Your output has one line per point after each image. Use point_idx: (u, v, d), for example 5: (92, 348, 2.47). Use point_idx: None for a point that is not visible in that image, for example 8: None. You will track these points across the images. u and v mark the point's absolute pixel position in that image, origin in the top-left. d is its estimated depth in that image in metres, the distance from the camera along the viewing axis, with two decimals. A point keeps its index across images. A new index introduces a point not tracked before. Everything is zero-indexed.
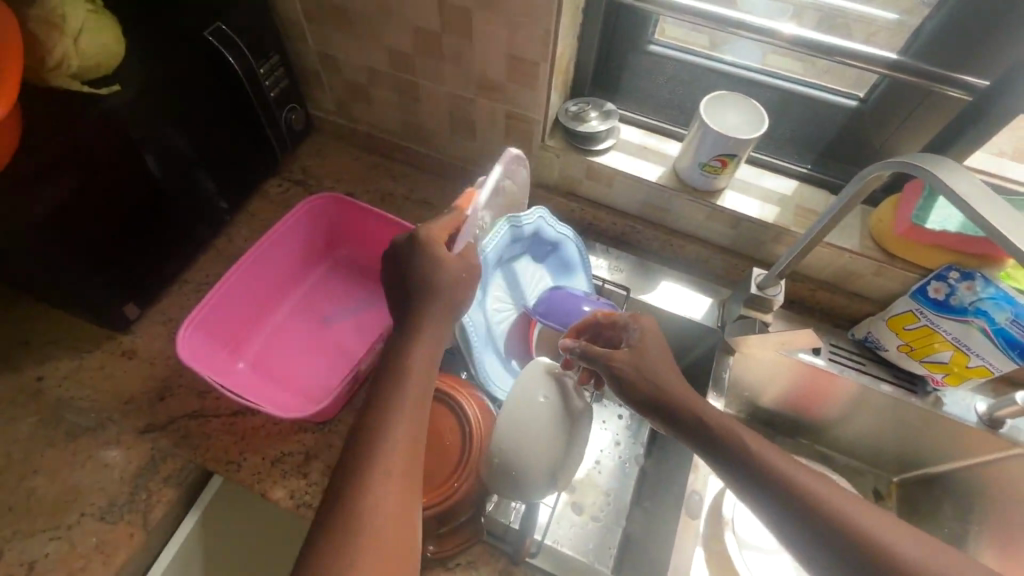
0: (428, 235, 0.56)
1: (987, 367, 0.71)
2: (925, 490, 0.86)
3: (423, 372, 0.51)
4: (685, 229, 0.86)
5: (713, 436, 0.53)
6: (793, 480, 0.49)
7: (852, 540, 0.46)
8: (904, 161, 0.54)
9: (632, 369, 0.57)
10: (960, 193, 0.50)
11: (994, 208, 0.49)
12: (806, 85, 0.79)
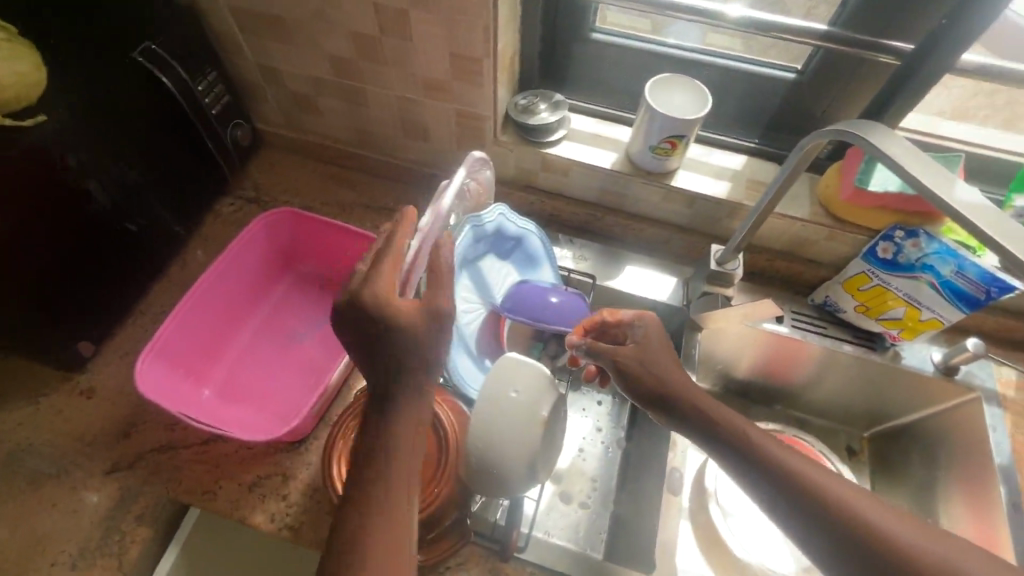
0: (376, 296, 0.48)
1: (938, 319, 0.74)
2: (893, 442, 0.89)
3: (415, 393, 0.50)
4: (645, 212, 0.87)
5: (712, 426, 0.54)
6: (789, 465, 0.50)
7: (842, 520, 0.47)
8: (840, 130, 0.55)
9: (626, 364, 0.59)
10: (893, 156, 0.52)
11: (923, 166, 0.51)
12: (747, 61, 0.81)
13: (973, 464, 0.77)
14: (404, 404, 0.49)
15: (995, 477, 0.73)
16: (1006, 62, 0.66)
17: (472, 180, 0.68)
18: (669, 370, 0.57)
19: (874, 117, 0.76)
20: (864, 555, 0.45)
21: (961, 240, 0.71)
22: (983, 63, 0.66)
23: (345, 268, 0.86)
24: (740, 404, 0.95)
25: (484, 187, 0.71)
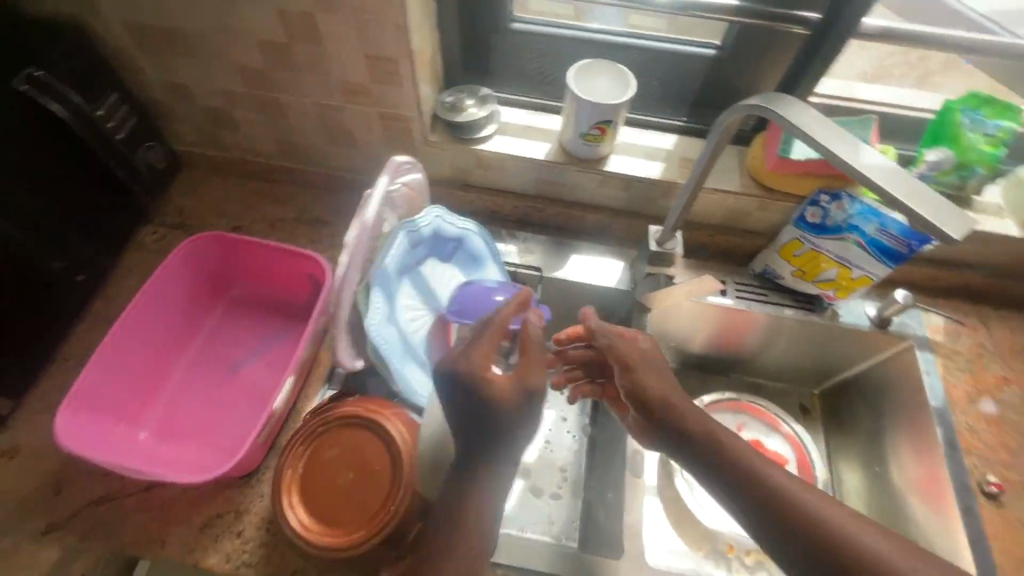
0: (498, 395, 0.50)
1: (868, 276, 0.77)
2: (840, 396, 0.93)
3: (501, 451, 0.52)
4: (585, 200, 0.87)
5: (704, 446, 0.56)
6: (757, 469, 0.53)
7: (816, 531, 0.48)
8: (750, 104, 0.56)
9: (636, 374, 0.62)
10: (800, 125, 0.53)
11: (829, 132, 0.53)
12: (668, 41, 0.81)
13: (909, 408, 0.81)
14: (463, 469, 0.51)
15: (931, 420, 0.77)
16: (903, 25, 0.69)
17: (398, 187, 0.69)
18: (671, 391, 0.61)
19: (792, 86, 0.78)
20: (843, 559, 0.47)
21: None
22: (880, 27, 0.69)
23: (280, 286, 0.82)
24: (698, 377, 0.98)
25: (411, 192, 0.71)
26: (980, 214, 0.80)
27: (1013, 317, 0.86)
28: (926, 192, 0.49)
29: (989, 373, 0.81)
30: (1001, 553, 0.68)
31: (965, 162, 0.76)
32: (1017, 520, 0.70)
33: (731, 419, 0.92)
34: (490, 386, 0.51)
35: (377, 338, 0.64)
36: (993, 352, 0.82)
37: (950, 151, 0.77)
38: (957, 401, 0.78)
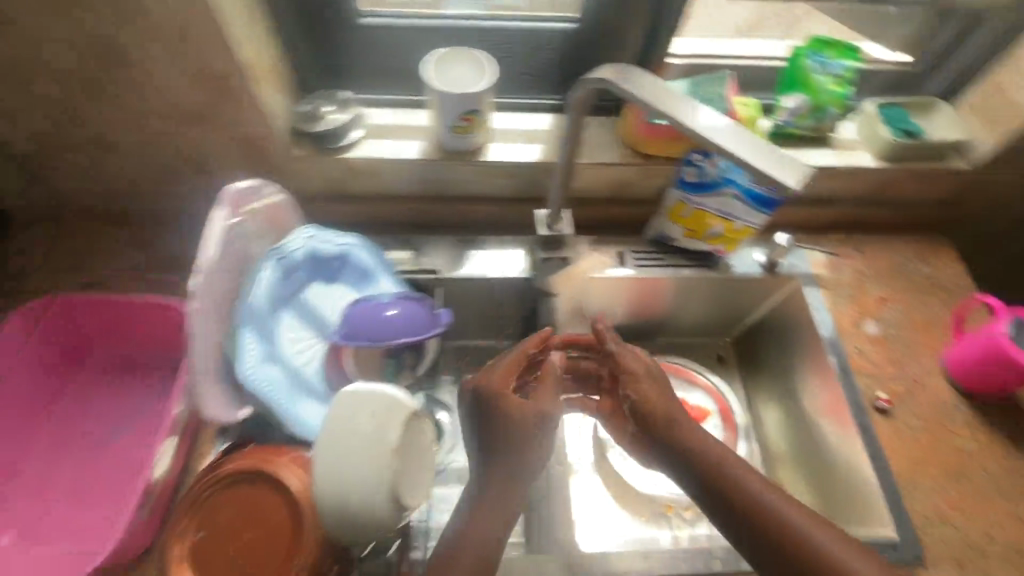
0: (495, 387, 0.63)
1: (750, 226, 0.80)
2: (750, 341, 0.97)
3: (531, 460, 0.61)
4: (471, 193, 0.84)
5: (692, 462, 0.62)
6: (776, 515, 0.56)
7: (790, 542, 0.55)
8: (598, 78, 0.55)
9: (639, 388, 0.68)
10: (643, 96, 0.53)
11: (672, 99, 0.53)
12: (526, 19, 0.79)
13: (807, 343, 0.85)
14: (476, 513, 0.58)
15: (825, 350, 0.81)
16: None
17: (246, 215, 0.63)
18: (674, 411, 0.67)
19: (651, 49, 0.78)
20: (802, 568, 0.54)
21: None
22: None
23: (132, 342, 0.74)
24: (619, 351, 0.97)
25: (266, 215, 0.66)
26: (841, 151, 0.84)
27: (882, 240, 0.92)
28: (765, 147, 0.51)
29: (869, 296, 0.86)
30: (897, 460, 0.73)
31: (819, 105, 0.80)
32: (907, 427, 0.76)
33: None
34: (504, 399, 0.62)
35: (254, 382, 0.60)
36: (870, 275, 0.88)
37: (803, 97, 0.80)
38: (844, 327, 0.83)
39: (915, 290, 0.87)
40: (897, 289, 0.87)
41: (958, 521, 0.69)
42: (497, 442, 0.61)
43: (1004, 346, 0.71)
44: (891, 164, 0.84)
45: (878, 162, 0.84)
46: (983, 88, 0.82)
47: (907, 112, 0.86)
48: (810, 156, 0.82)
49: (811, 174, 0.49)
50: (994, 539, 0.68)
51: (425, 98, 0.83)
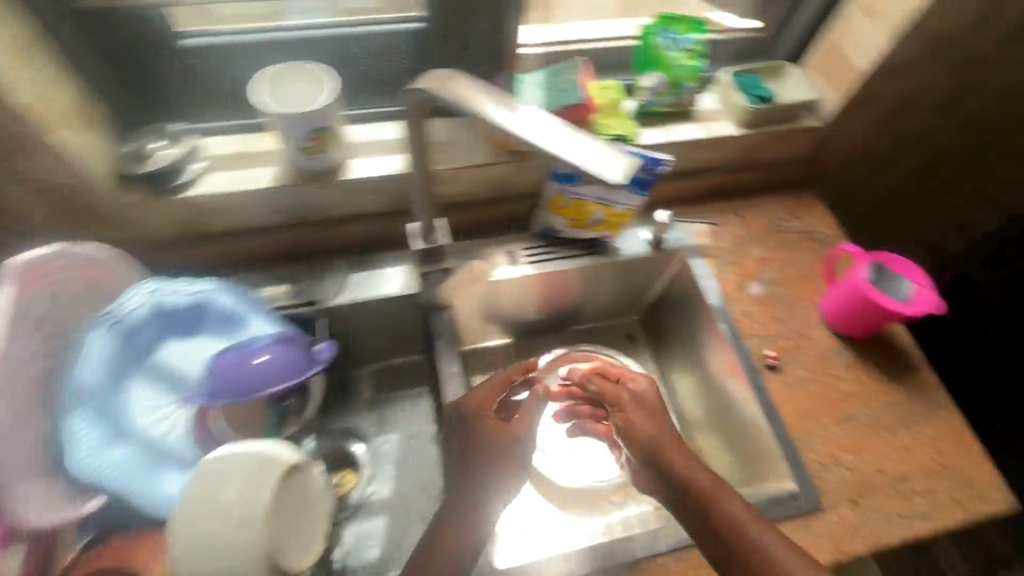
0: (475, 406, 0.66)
1: (628, 209, 0.81)
2: (657, 314, 1.00)
3: (500, 484, 0.63)
4: (339, 214, 0.78)
5: (680, 486, 0.62)
6: (751, 543, 0.57)
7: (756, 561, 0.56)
8: (415, 88, 0.51)
9: (629, 418, 0.69)
10: (466, 105, 0.49)
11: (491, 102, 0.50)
12: (364, 23, 0.74)
13: (700, 313, 0.88)
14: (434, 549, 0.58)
15: (716, 319, 0.84)
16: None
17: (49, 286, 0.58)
18: (666, 438, 0.66)
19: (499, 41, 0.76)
20: None
21: (619, 133, 0.78)
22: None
23: None
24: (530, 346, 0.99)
25: (77, 278, 0.60)
26: (706, 123, 0.86)
27: (756, 202, 0.96)
28: (590, 143, 0.48)
29: (750, 259, 0.90)
30: (790, 414, 0.77)
31: (674, 81, 0.80)
32: (795, 380, 0.79)
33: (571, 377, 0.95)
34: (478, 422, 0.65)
35: (94, 466, 0.56)
36: (749, 238, 0.92)
37: (659, 75, 0.80)
38: (730, 293, 0.86)
39: (790, 246, 0.92)
40: (774, 247, 0.91)
41: (849, 461, 0.74)
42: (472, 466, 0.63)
43: (865, 292, 0.76)
44: (751, 130, 0.87)
45: (739, 129, 0.86)
46: (821, 47, 0.86)
47: (759, 78, 0.89)
48: (673, 131, 0.83)
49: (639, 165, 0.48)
50: (883, 472, 0.73)
51: (260, 121, 0.77)
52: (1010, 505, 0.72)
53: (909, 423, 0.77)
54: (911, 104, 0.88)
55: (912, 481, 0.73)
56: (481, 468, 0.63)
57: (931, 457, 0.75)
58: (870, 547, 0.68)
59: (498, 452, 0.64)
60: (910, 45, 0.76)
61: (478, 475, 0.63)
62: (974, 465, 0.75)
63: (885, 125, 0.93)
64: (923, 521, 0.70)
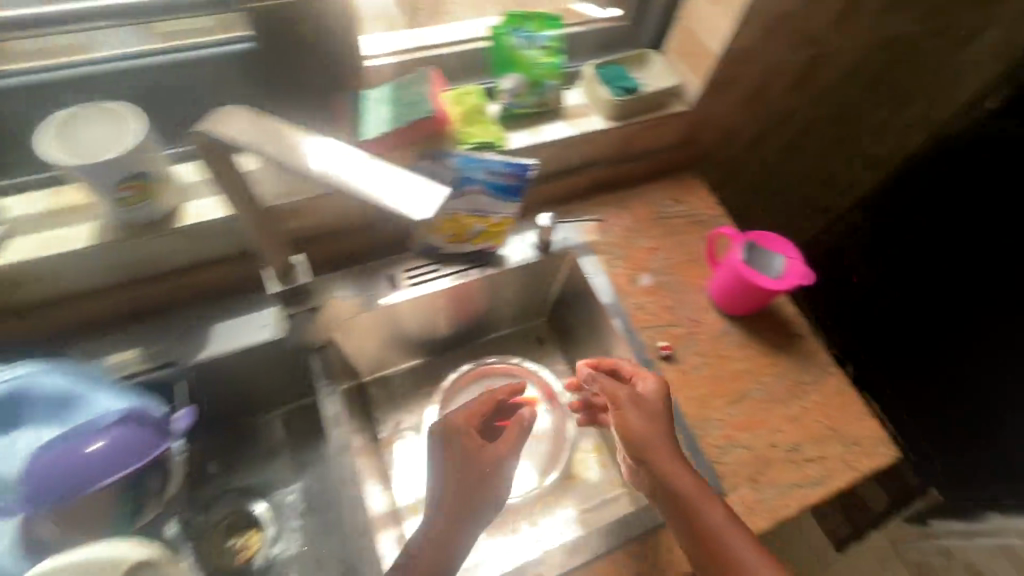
0: (451, 426, 0.66)
1: (505, 217, 0.79)
2: (561, 311, 1.00)
3: (483, 507, 0.62)
4: (185, 261, 0.70)
5: (668, 490, 0.64)
6: (725, 549, 0.61)
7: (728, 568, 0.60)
8: (198, 128, 0.44)
9: (624, 418, 0.69)
10: (257, 146, 0.43)
11: (276, 138, 0.43)
12: (177, 50, 0.66)
13: (596, 312, 0.87)
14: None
15: (608, 316, 0.83)
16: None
17: None
18: (656, 441, 0.66)
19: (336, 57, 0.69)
20: None
21: (480, 140, 0.76)
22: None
23: None
24: (439, 356, 1.02)
25: None
26: (573, 121, 0.83)
27: (640, 191, 0.96)
28: (394, 174, 0.43)
29: (638, 250, 0.89)
30: (686, 403, 0.77)
31: (533, 81, 0.78)
32: (690, 367, 0.80)
33: (477, 388, 0.96)
34: (453, 444, 0.64)
35: None
36: (636, 229, 0.91)
37: (517, 76, 0.77)
38: (621, 288, 0.86)
39: (676, 231, 0.92)
40: (661, 235, 0.91)
41: (745, 440, 0.75)
42: (458, 490, 0.61)
43: (741, 271, 0.77)
44: (620, 122, 0.85)
45: (608, 123, 0.85)
46: (677, 32, 0.85)
47: (624, 69, 0.87)
48: (540, 132, 0.81)
49: (446, 196, 0.42)
50: (778, 446, 0.75)
51: (58, 174, 0.68)
52: (892, 456, 0.76)
53: (797, 393, 0.79)
54: (770, 81, 0.90)
55: (803, 449, 0.75)
56: (470, 491, 0.61)
57: (818, 422, 0.77)
58: (770, 523, 0.70)
59: (478, 473, 0.62)
60: (755, 27, 0.76)
61: (467, 495, 0.61)
62: (858, 423, 0.78)
63: (750, 103, 0.94)
64: (816, 487, 0.73)
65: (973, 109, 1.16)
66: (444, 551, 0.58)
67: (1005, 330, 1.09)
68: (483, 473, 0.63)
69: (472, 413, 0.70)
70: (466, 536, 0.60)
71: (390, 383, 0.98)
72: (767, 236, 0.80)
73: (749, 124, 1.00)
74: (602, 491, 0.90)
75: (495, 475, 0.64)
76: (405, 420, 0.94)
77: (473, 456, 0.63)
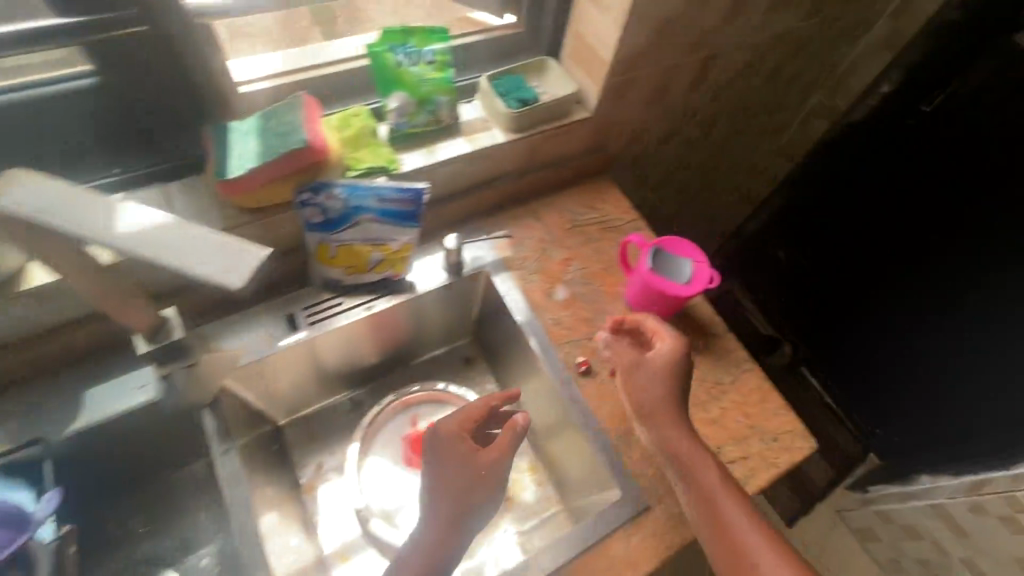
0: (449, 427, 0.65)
1: (405, 244, 0.75)
2: (486, 329, 0.97)
3: (481, 505, 0.61)
4: (49, 321, 0.65)
5: (670, 455, 0.67)
6: (719, 511, 0.63)
7: (725, 530, 0.63)
8: None
9: (632, 384, 0.71)
10: (50, 220, 0.38)
11: (70, 211, 0.39)
12: (11, 91, 0.60)
13: (514, 330, 0.85)
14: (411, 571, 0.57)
15: (525, 334, 0.81)
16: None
17: None
18: (659, 408, 0.69)
19: (196, 85, 0.65)
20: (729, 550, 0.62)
21: (367, 165, 0.71)
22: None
23: None
24: (365, 386, 0.97)
25: None
26: (472, 136, 0.80)
27: (553, 200, 0.94)
28: (209, 237, 0.39)
29: (553, 262, 0.87)
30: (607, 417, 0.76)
31: (422, 98, 0.74)
32: (609, 380, 0.79)
33: (404, 419, 0.92)
34: (452, 439, 0.64)
35: None
36: (550, 240, 0.89)
37: (404, 93, 0.73)
38: (536, 304, 0.83)
39: (591, 239, 0.90)
40: (576, 244, 0.90)
41: None
42: (458, 489, 0.61)
43: (649, 279, 0.76)
44: (521, 134, 0.83)
45: (508, 136, 0.82)
46: (570, 38, 0.83)
47: (522, 78, 0.84)
48: (437, 151, 0.77)
49: (269, 256, 0.38)
50: None
51: None
52: (811, 447, 0.77)
53: (716, 394, 0.79)
54: (670, 82, 0.89)
55: (725, 450, 0.75)
56: (465, 491, 0.61)
57: (739, 422, 0.78)
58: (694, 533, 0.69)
59: (474, 474, 0.62)
60: (643, 31, 0.75)
61: (463, 499, 0.60)
62: (777, 418, 0.79)
63: (655, 105, 0.93)
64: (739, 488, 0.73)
65: (868, 97, 1.21)
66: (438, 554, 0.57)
67: (923, 299, 1.18)
68: (478, 473, 0.62)
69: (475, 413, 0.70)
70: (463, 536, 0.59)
71: (312, 420, 0.93)
72: (673, 243, 0.80)
73: (657, 125, 1.00)
74: (538, 509, 0.89)
75: (494, 472, 0.63)
76: (328, 461, 0.89)
77: (478, 457, 0.63)
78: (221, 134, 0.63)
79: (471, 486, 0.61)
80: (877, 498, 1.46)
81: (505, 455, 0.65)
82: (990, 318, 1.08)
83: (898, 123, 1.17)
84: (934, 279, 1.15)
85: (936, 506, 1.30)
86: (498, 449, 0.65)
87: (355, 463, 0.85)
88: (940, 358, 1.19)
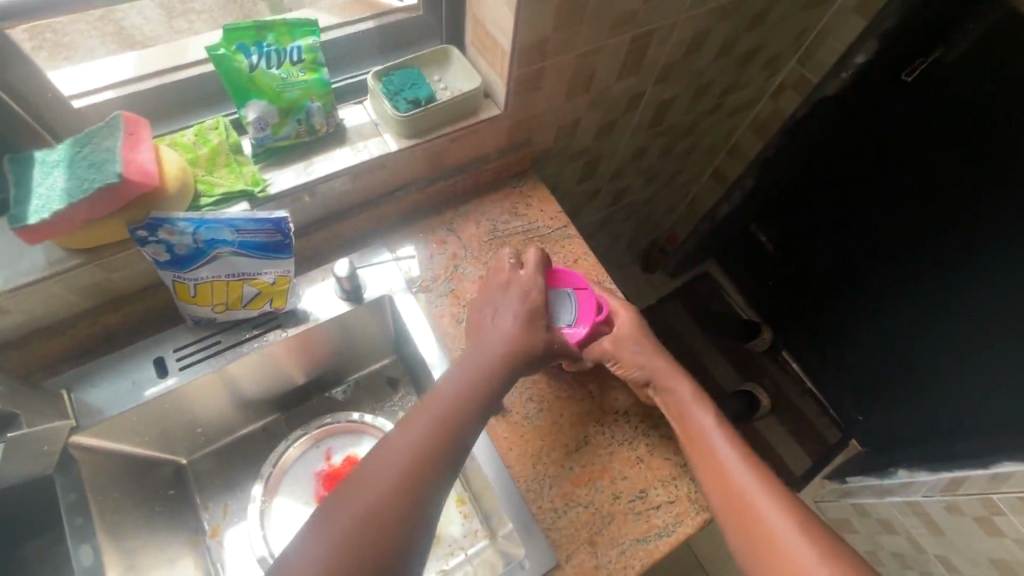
0: (480, 322, 0.69)
1: (282, 276, 0.66)
2: (401, 354, 0.85)
3: (488, 387, 0.62)
4: None
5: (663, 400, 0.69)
6: (714, 451, 0.64)
7: (716, 462, 0.63)
8: None
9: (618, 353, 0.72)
10: None
11: None
12: None
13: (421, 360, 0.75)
14: (435, 405, 0.59)
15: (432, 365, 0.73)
16: None
17: None
18: (647, 361, 0.71)
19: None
20: (726, 486, 0.61)
21: (224, 192, 0.63)
22: None
23: None
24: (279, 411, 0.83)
25: None
26: (358, 144, 0.71)
27: (471, 207, 0.84)
28: None
29: (468, 280, 0.78)
30: (516, 461, 0.68)
31: (289, 107, 0.65)
32: (523, 417, 0.71)
33: (316, 453, 0.81)
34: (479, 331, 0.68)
35: None
36: (465, 255, 0.80)
37: (264, 102, 0.63)
38: (447, 332, 0.74)
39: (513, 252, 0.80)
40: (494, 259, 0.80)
41: (588, 495, 0.67)
42: (458, 377, 0.62)
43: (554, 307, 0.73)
44: (417, 139, 0.72)
45: (402, 143, 0.72)
46: (470, 22, 0.71)
47: (419, 72, 0.73)
48: (313, 166, 0.68)
49: None
50: (620, 496, 0.67)
51: None
52: None
53: (644, 430, 0.71)
54: (596, 68, 0.77)
55: (651, 494, 0.67)
56: (478, 376, 0.62)
57: (670, 460, 0.69)
58: None
59: (485, 361, 0.63)
60: (542, 19, 0.64)
61: (448, 413, 0.58)
62: None
63: (583, 95, 0.81)
64: (663, 538, 0.65)
65: (842, 69, 1.03)
66: (417, 474, 0.53)
67: (913, 276, 1.09)
68: (490, 368, 0.63)
69: (524, 284, 0.70)
70: (431, 500, 0.53)
71: (223, 453, 0.80)
72: (553, 269, 0.75)
73: (592, 115, 0.88)
74: (464, 545, 0.75)
75: (502, 365, 0.63)
76: (233, 503, 0.77)
77: (469, 374, 0.62)
78: (21, 180, 0.53)
79: (482, 369, 0.62)
80: (854, 490, 1.20)
81: (502, 367, 0.63)
82: (942, 304, 1.06)
83: (876, 101, 1.04)
84: (908, 265, 1.09)
85: (912, 501, 1.02)
86: (483, 371, 0.62)
87: (260, 504, 0.75)
88: (920, 334, 1.12)
